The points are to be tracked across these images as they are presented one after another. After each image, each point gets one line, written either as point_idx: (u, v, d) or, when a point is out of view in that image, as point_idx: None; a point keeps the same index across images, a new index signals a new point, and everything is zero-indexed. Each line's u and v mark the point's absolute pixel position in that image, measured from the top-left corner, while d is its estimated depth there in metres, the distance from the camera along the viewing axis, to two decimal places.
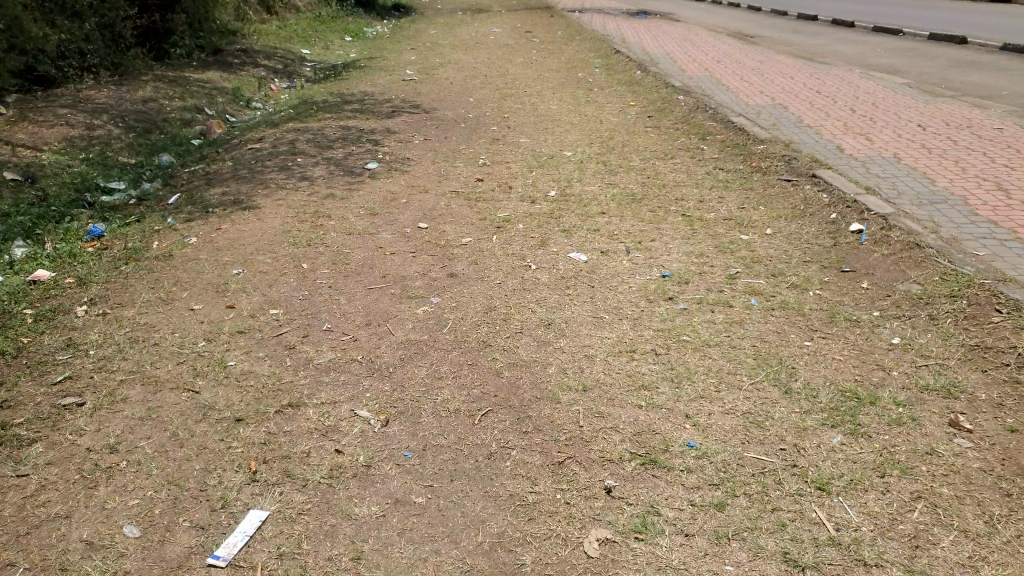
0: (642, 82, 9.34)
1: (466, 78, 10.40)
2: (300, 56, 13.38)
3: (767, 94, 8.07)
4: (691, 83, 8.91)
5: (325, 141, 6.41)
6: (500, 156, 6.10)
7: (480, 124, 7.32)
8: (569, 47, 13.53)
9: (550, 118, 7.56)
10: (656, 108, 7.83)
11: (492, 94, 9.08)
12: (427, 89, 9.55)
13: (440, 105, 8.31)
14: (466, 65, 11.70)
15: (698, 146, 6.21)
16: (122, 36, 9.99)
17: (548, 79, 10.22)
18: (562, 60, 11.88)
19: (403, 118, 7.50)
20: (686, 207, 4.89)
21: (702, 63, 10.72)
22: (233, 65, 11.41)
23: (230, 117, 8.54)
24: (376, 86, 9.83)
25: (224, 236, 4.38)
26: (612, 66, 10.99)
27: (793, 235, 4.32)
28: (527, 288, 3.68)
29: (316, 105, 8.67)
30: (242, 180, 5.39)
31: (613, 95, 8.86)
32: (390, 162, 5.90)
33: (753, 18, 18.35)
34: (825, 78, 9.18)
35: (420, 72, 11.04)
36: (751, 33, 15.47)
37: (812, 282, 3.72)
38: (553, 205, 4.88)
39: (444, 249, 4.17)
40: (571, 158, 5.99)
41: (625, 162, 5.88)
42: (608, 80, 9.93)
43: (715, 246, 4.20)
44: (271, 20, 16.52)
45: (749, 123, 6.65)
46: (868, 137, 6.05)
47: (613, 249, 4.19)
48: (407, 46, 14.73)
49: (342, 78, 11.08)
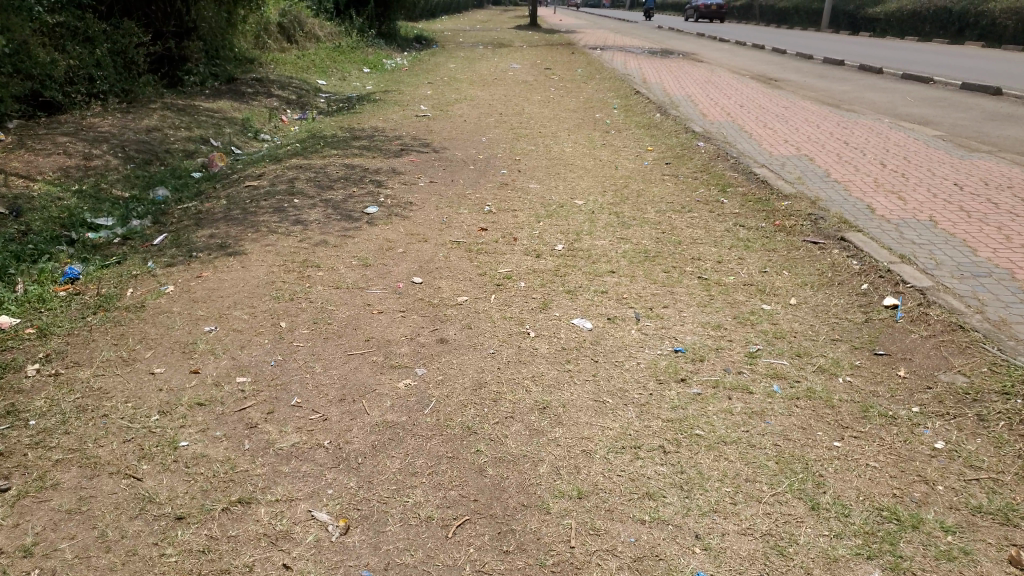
0: (661, 126, 9.03)
1: (480, 116, 10.15)
2: (315, 87, 13.22)
3: (791, 144, 7.73)
4: (712, 128, 8.59)
5: (326, 181, 6.13)
6: (508, 203, 5.80)
7: (490, 166, 7.01)
8: (588, 87, 13.27)
9: (563, 162, 7.25)
10: (674, 154, 7.51)
11: (505, 134, 8.80)
12: (439, 126, 9.29)
13: (450, 144, 8.06)
14: (482, 101, 11.48)
15: (717, 200, 5.85)
16: (133, 63, 9.83)
17: (564, 120, 9.94)
18: (580, 100, 11.62)
19: (410, 157, 7.22)
20: (703, 269, 4.53)
21: (724, 107, 10.41)
22: (245, 95, 11.25)
23: (234, 150, 8.32)
24: (387, 121, 9.60)
25: (203, 287, 4.01)
26: (631, 107, 10.70)
27: (819, 307, 3.94)
28: (524, 359, 3.29)
29: (324, 140, 8.44)
30: (233, 221, 5.09)
31: (629, 138, 8.57)
32: (391, 206, 5.61)
33: (777, 61, 18.08)
34: (852, 129, 8.84)
35: (434, 108, 10.81)
36: (775, 77, 15.19)
37: (841, 365, 3.34)
38: (559, 261, 4.55)
39: (437, 308, 3.79)
40: (583, 207, 5.66)
41: (639, 215, 5.53)
42: (626, 122, 9.63)
43: (734, 318, 3.82)
44: (291, 49, 16.56)
45: (772, 176, 6.29)
46: (900, 196, 5.68)
47: (623, 315, 3.82)
48: (424, 80, 14.57)
49: (354, 111, 10.87)
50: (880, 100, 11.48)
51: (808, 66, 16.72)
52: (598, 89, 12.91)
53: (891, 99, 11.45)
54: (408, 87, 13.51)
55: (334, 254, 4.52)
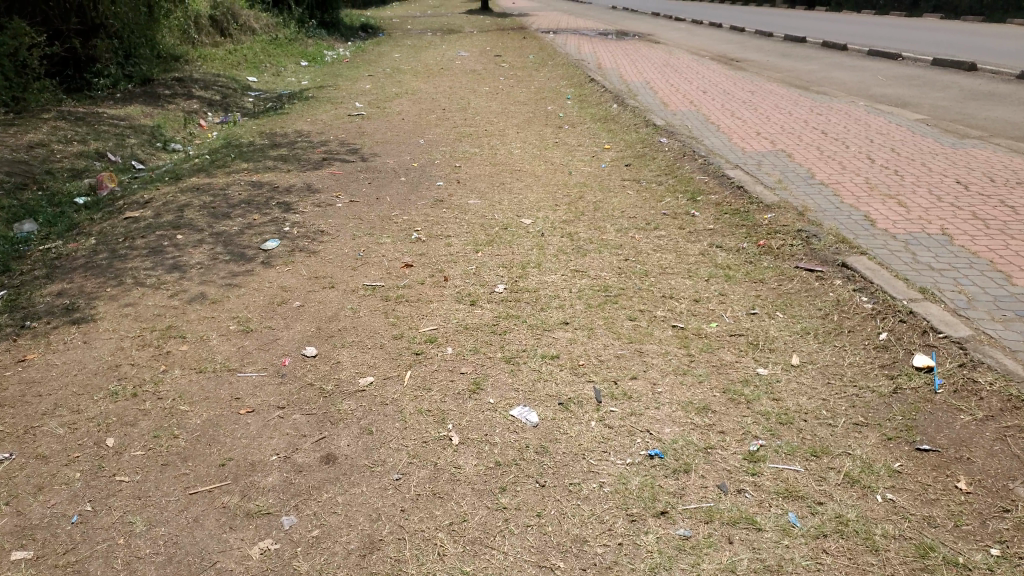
0: (620, 119, 8.11)
1: (421, 113, 9.10)
2: (244, 85, 12.02)
3: (766, 137, 6.83)
4: (676, 121, 7.68)
5: (225, 205, 5.04)
6: (437, 227, 4.72)
7: (424, 175, 6.00)
8: (540, 75, 12.28)
9: (510, 167, 6.27)
10: (637, 155, 6.53)
11: (445, 135, 7.77)
12: (372, 127, 8.22)
13: (381, 149, 6.98)
14: (424, 95, 10.42)
15: (688, 212, 4.94)
16: (27, 66, 8.60)
17: (514, 114, 8.94)
18: (531, 91, 10.63)
19: (333, 168, 6.16)
20: (678, 315, 3.54)
21: (688, 94, 9.51)
22: (160, 97, 10.03)
23: (135, 164, 7.18)
24: (314, 123, 8.49)
25: (19, 381, 2.96)
26: (586, 98, 9.77)
27: (831, 370, 2.96)
28: (437, 491, 2.29)
29: (239, 148, 7.34)
30: (92, 270, 4.01)
31: (585, 136, 7.58)
32: (296, 236, 4.53)
33: (736, 40, 17.24)
34: (830, 114, 7.98)
35: (371, 105, 9.72)
36: (737, 57, 14.36)
37: (876, 471, 2.35)
38: (497, 313, 3.53)
39: (329, 398, 2.81)
40: (530, 230, 4.67)
41: (598, 237, 4.58)
42: (581, 115, 8.67)
43: (723, 393, 2.85)
44: (223, 43, 15.38)
45: (749, 179, 5.40)
46: (901, 201, 4.79)
47: (579, 397, 2.83)
48: (365, 73, 13.43)
49: (283, 111, 9.74)
50: (850, 79, 10.69)
51: (769, 44, 15.92)
52: (551, 78, 11.92)
53: (863, 79, 10.66)
54: (347, 81, 12.38)
55: (203, 320, 3.44)
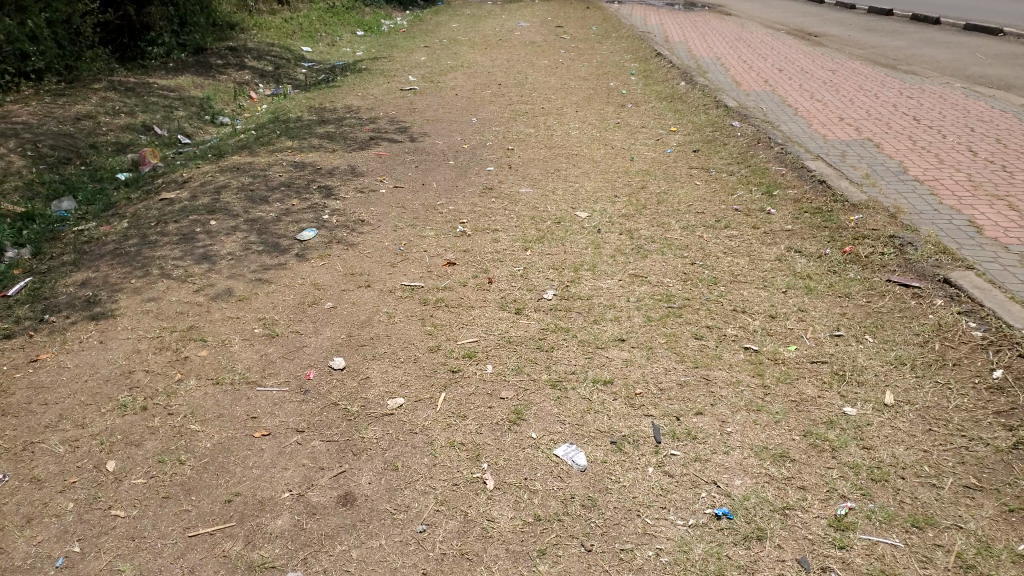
0: (686, 99, 7.60)
1: (476, 88, 8.72)
2: (299, 55, 11.81)
3: (849, 124, 6.24)
4: (749, 103, 7.12)
5: (263, 188, 4.79)
6: (484, 219, 4.39)
7: (474, 158, 5.66)
8: (601, 49, 11.74)
9: (566, 151, 5.89)
10: (703, 141, 6.06)
11: (499, 112, 7.40)
12: (424, 103, 7.89)
13: (432, 128, 6.66)
14: (480, 69, 10.03)
15: (761, 208, 4.48)
16: (81, 34, 8.50)
17: (573, 91, 8.49)
18: (592, 66, 10.14)
19: (379, 148, 5.86)
20: (751, 335, 3.16)
21: (761, 73, 8.90)
22: (213, 68, 9.87)
23: (181, 139, 7.01)
24: (364, 97, 8.21)
25: (28, 385, 2.72)
26: (650, 74, 9.25)
27: (931, 413, 2.62)
28: (466, 552, 2.01)
29: (287, 123, 7.11)
30: (120, 258, 3.79)
31: (647, 118, 7.11)
32: (335, 226, 4.25)
33: (813, 13, 16.30)
34: (921, 98, 7.30)
35: (424, 78, 9.39)
36: (813, 32, 13.54)
37: (996, 554, 2.03)
38: (546, 324, 3.19)
39: (354, 423, 2.50)
40: (585, 225, 4.29)
41: (660, 234, 4.18)
42: (644, 94, 8.18)
43: (803, 437, 2.50)
44: (279, 11, 15.17)
45: (832, 172, 4.88)
46: (1011, 205, 4.24)
47: (636, 434, 2.50)
48: (421, 44, 13.08)
49: (335, 84, 9.48)
50: (940, 59, 9.90)
51: (848, 18, 14.99)
52: (614, 52, 11.38)
53: (954, 58, 9.85)
54: (402, 53, 12.06)
55: (227, 321, 3.17)
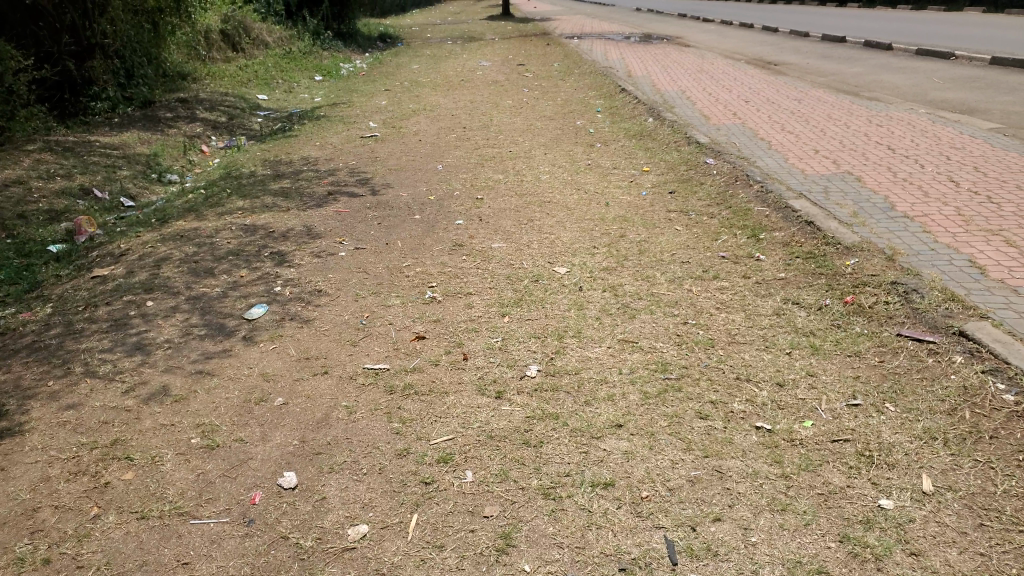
0: (657, 135, 7.31)
1: (439, 132, 8.38)
2: (254, 104, 11.41)
3: (826, 154, 5.90)
4: (720, 137, 6.81)
5: (208, 258, 4.33)
6: (455, 282, 3.94)
7: (441, 211, 5.26)
8: (566, 86, 11.52)
9: (538, 198, 5.53)
10: (681, 181, 5.73)
11: (464, 158, 7.04)
12: (385, 150, 7.50)
13: (394, 178, 6.27)
14: (443, 111, 9.71)
15: (752, 256, 4.11)
16: (14, 93, 7.96)
17: (540, 132, 8.18)
18: (558, 104, 9.87)
19: (338, 204, 5.44)
20: (760, 410, 2.68)
21: (729, 104, 8.65)
22: (162, 122, 9.43)
23: (125, 200, 6.56)
24: (322, 147, 7.80)
25: None
26: (617, 111, 8.99)
27: (980, 503, 2.16)
28: None
29: (240, 179, 6.69)
30: (38, 355, 3.33)
31: (620, 157, 6.79)
32: (287, 299, 3.79)
33: (772, 40, 16.30)
34: (895, 124, 7.02)
35: (385, 124, 9.03)
36: (775, 59, 13.45)
37: None
38: (529, 410, 2.71)
39: (305, 566, 2.06)
40: (565, 284, 3.89)
41: (648, 291, 3.77)
42: (614, 131, 7.89)
43: (842, 546, 2.05)
44: (234, 59, 14.84)
45: (817, 211, 4.50)
46: (1013, 241, 3.87)
47: (646, 555, 2.05)
48: (381, 87, 12.77)
49: (292, 133, 9.09)
50: (905, 82, 9.77)
51: (808, 45, 14.99)
52: (578, 88, 11.15)
53: (919, 81, 9.71)
54: (362, 97, 11.73)
55: (159, 429, 2.75)
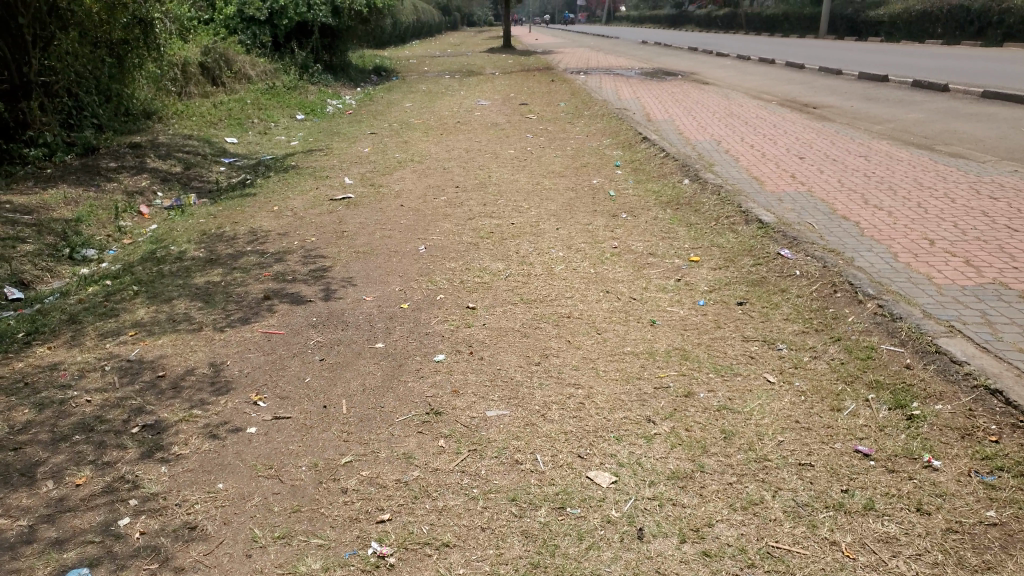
0: (701, 206, 5.75)
1: (427, 193, 6.80)
2: (219, 150, 9.82)
3: (947, 248, 4.33)
4: (787, 213, 5.24)
5: (40, 440, 2.67)
6: (422, 507, 2.33)
7: (414, 329, 3.65)
8: (576, 132, 9.98)
9: (553, 308, 3.91)
10: (751, 287, 4.14)
11: (454, 234, 5.45)
12: (356, 221, 5.89)
13: (358, 268, 4.67)
14: (433, 165, 8.11)
15: (915, 457, 2.49)
16: None
17: (551, 196, 6.59)
18: (568, 156, 8.33)
19: (273, 317, 3.82)
20: None
21: (782, 162, 7.11)
22: (98, 172, 7.69)
23: (17, 287, 4.96)
24: (279, 212, 6.15)
25: None
26: (644, 167, 7.47)
27: None
28: None
29: (162, 260, 5.05)
30: None
31: (658, 239, 5.18)
32: (132, 550, 2.16)
33: (800, 78, 14.86)
34: (1011, 197, 5.46)
35: (362, 180, 7.42)
36: (812, 101, 11.97)
37: None
38: None
39: None
40: (611, 516, 2.26)
41: (762, 539, 2.16)
42: (640, 198, 6.32)
43: None
44: (210, 95, 13.40)
45: (994, 365, 2.91)
46: None
47: None
48: (367, 130, 11.23)
49: (251, 189, 7.50)
50: (984, 135, 8.26)
51: (843, 84, 13.55)
52: (590, 136, 9.62)
53: (999, 134, 8.23)
54: (343, 143, 10.15)
55: None
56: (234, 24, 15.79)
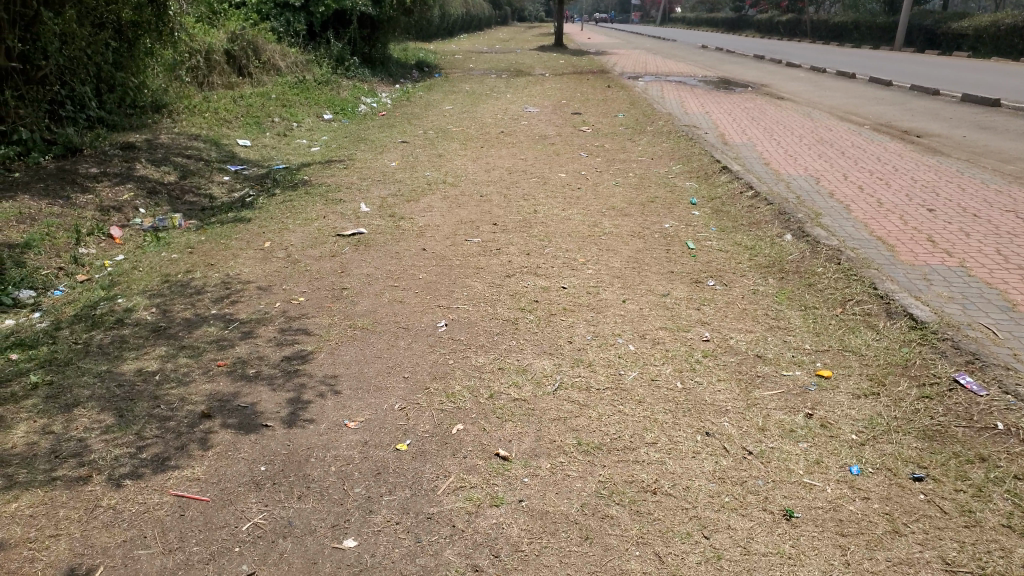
0: (816, 281, 4.40)
1: (456, 232, 5.62)
2: (226, 154, 8.74)
3: None
4: (942, 305, 3.86)
5: None
6: None
7: (411, 507, 2.30)
8: (636, 155, 8.69)
9: (632, 466, 2.57)
10: (925, 449, 2.80)
11: (481, 303, 4.19)
12: (360, 270, 4.70)
13: (349, 357, 3.37)
14: (466, 194, 6.87)
15: None
16: None
17: (608, 245, 5.36)
18: (629, 186, 7.21)
19: (198, 461, 2.49)
20: None
21: (903, 214, 5.68)
22: (73, 180, 6.48)
23: None
24: (266, 255, 4.95)
25: None
26: (726, 212, 6.11)
27: None
28: None
29: (91, 319, 3.76)
30: None
31: (763, 335, 3.83)
32: None
33: (889, 99, 13.27)
34: None
35: (381, 208, 6.28)
36: (909, 128, 10.45)
37: None
38: None
39: None
40: None
41: None
42: (729, 261, 4.97)
43: None
44: (237, 87, 12.34)
45: None
46: None
47: None
48: (398, 138, 10.01)
49: (250, 210, 6.39)
50: None
51: (941, 109, 11.96)
52: (654, 162, 8.27)
53: None
54: (368, 153, 8.98)
55: None
56: (267, 10, 14.75)
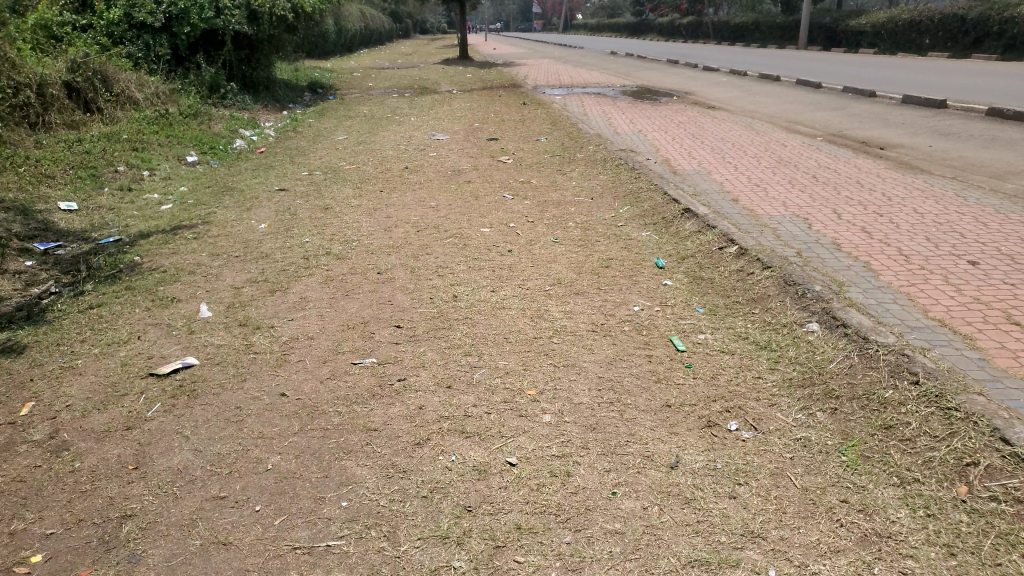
0: (891, 424, 2.86)
1: (337, 349, 3.89)
2: (32, 229, 6.55)
3: None
4: None
5: None
6: None
7: None
8: (568, 192, 7.10)
9: None
10: None
11: (374, 529, 2.48)
12: (164, 460, 2.96)
13: None
14: (356, 273, 5.08)
15: None
16: None
17: (561, 353, 3.76)
18: (573, 244, 5.56)
19: None
20: None
21: (947, 274, 4.26)
22: None
23: None
24: (9, 446, 3.15)
25: None
26: (711, 282, 4.59)
27: None
28: None
29: None
30: None
31: (874, 574, 2.22)
32: None
33: (830, 102, 12.15)
34: None
35: (230, 310, 4.49)
36: (869, 136, 9.24)
37: None
38: None
39: None
40: None
41: None
42: (743, 373, 3.47)
43: None
44: (86, 123, 10.17)
45: None
46: None
47: None
48: (274, 184, 8.12)
49: (37, 327, 4.44)
50: None
51: (891, 111, 10.86)
52: (594, 202, 6.67)
53: None
54: (232, 210, 7.08)
55: None
56: (119, 32, 12.36)
